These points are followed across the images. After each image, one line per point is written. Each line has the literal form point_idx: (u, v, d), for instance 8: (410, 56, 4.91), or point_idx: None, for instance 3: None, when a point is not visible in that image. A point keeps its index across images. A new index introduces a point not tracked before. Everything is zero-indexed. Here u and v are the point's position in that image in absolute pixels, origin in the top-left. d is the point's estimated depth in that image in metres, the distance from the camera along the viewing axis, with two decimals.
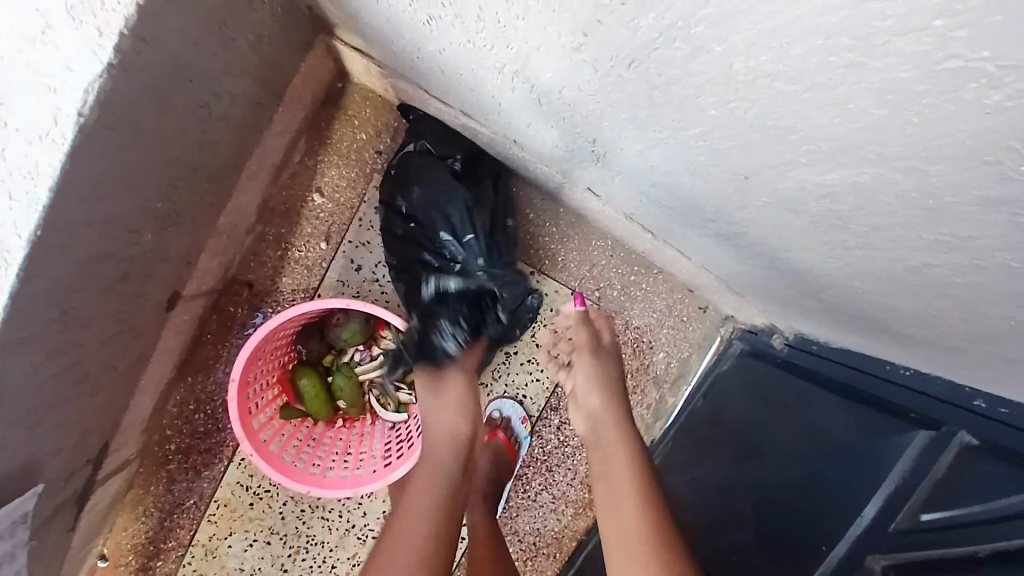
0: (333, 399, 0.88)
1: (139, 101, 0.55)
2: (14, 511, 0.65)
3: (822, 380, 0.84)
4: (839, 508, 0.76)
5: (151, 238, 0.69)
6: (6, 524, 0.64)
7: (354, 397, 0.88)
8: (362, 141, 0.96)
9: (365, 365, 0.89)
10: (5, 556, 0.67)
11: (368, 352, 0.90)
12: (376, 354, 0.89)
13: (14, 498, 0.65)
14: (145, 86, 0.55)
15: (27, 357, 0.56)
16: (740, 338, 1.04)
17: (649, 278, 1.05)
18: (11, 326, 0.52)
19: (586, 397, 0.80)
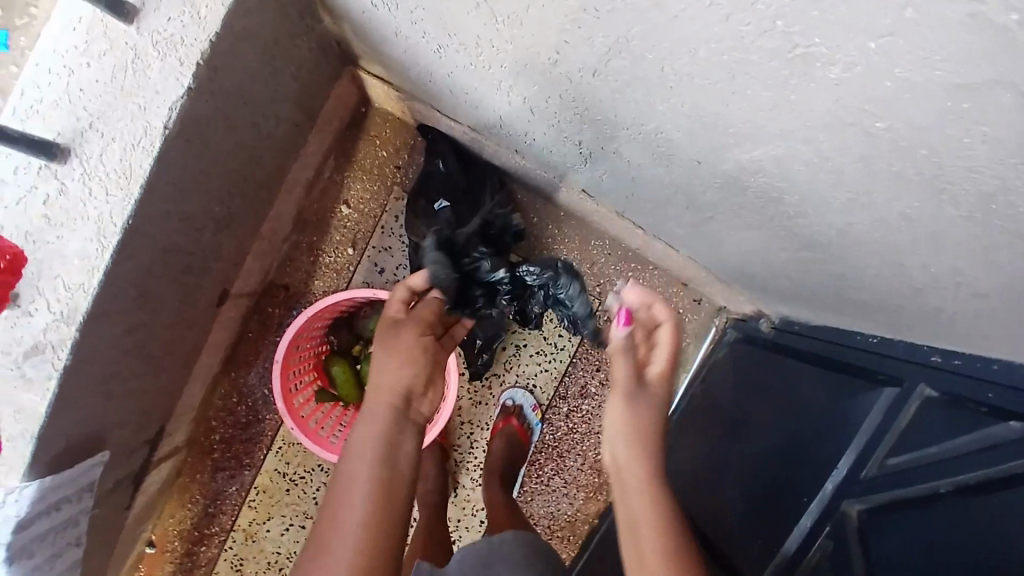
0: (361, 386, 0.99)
1: (206, 118, 0.68)
2: (80, 474, 0.74)
3: (802, 356, 0.94)
4: (817, 465, 0.84)
5: (208, 237, 0.82)
6: (76, 481, 0.73)
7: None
8: (383, 158, 1.09)
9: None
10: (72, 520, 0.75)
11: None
12: None
13: (80, 464, 0.74)
14: (211, 107, 0.68)
15: (112, 328, 0.68)
16: (733, 327, 1.14)
17: (646, 274, 1.15)
18: (104, 300, 0.64)
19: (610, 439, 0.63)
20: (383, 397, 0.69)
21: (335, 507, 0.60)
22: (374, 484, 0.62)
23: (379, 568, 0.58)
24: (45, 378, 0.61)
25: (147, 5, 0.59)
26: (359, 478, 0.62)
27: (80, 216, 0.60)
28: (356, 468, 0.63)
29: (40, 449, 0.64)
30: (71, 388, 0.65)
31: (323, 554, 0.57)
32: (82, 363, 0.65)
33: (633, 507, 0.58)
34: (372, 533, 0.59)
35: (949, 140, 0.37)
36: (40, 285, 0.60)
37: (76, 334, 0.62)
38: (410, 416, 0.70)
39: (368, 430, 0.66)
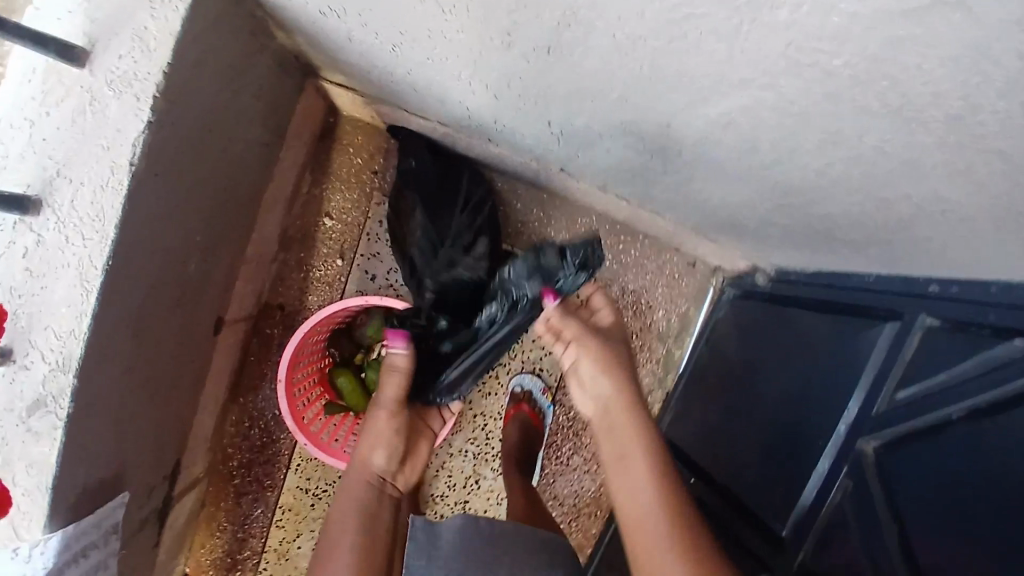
0: (367, 392, 0.99)
1: (174, 150, 0.68)
2: (104, 518, 0.75)
3: (801, 305, 0.94)
4: (828, 407, 0.84)
5: (195, 267, 0.82)
6: (99, 526, 0.74)
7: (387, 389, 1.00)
8: (359, 165, 1.08)
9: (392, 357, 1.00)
10: (102, 563, 0.76)
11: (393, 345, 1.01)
12: None
13: (101, 509, 0.75)
14: (177, 138, 0.68)
15: (113, 369, 0.69)
16: (731, 286, 1.13)
17: (636, 244, 1.15)
18: (98, 344, 0.64)
19: (590, 382, 0.71)
20: (355, 490, 0.80)
21: None
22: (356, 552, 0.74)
23: None
24: (52, 428, 0.62)
25: (97, 45, 0.59)
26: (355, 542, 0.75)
27: (61, 264, 0.60)
28: (337, 557, 0.74)
29: (57, 500, 0.64)
30: (79, 434, 0.65)
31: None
32: (87, 408, 0.65)
33: (621, 432, 0.69)
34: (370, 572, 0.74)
35: (908, 67, 0.37)
36: (33, 338, 0.60)
37: (75, 382, 0.61)
38: (386, 494, 0.82)
39: (344, 513, 0.77)
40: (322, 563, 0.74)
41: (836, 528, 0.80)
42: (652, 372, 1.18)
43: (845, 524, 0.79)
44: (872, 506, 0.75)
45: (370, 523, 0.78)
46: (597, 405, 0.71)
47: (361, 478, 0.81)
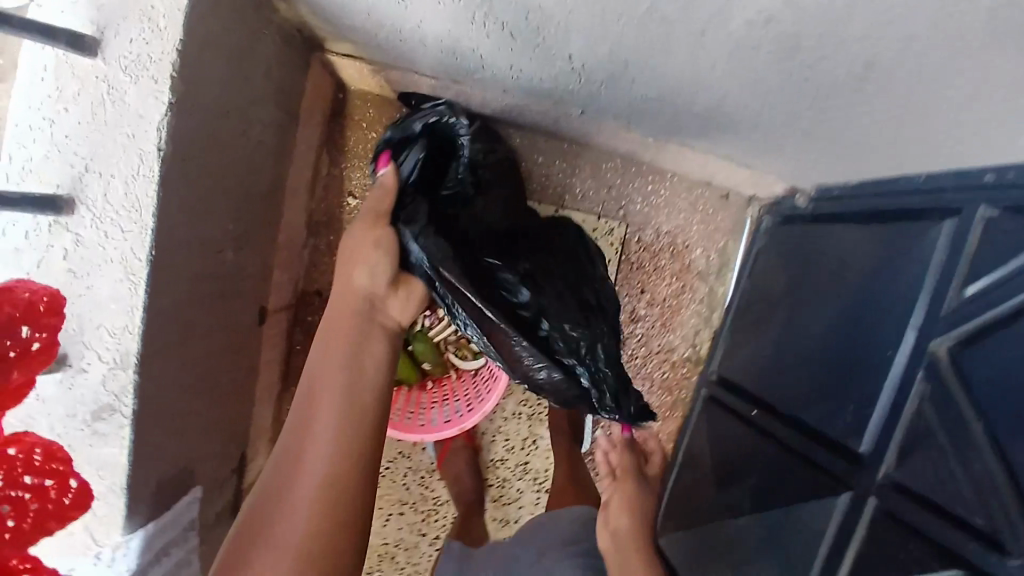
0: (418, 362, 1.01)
1: (196, 136, 0.66)
2: (181, 512, 0.76)
3: (849, 220, 0.91)
4: (885, 319, 0.81)
5: (232, 257, 0.81)
6: (178, 520, 0.75)
7: (437, 358, 1.02)
8: (374, 139, 1.07)
9: (437, 326, 1.01)
10: (185, 558, 0.77)
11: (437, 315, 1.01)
12: (442, 315, 0.99)
13: (178, 503, 0.76)
14: (198, 122, 0.66)
15: (170, 364, 0.69)
16: (769, 214, 1.10)
17: (666, 182, 1.11)
18: (152, 339, 0.64)
19: (618, 518, 0.92)
20: (338, 334, 0.70)
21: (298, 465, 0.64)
22: (343, 400, 0.67)
23: (327, 521, 0.62)
24: (118, 428, 0.62)
25: (107, 31, 0.58)
26: (340, 389, 0.67)
27: (104, 261, 0.60)
28: (321, 412, 0.66)
29: (133, 498, 0.64)
30: (146, 429, 0.66)
31: (299, 467, 0.64)
32: (149, 405, 0.66)
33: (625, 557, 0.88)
34: (354, 432, 0.66)
35: None
36: (87, 339, 0.60)
37: (136, 377, 0.62)
38: (377, 331, 0.71)
39: (325, 355, 0.69)
40: (307, 408, 0.67)
41: (918, 439, 0.75)
42: (696, 312, 1.17)
43: (929, 432, 0.74)
44: (954, 408, 0.71)
45: (353, 370, 0.68)
46: (614, 538, 0.90)
47: (341, 306, 0.71)
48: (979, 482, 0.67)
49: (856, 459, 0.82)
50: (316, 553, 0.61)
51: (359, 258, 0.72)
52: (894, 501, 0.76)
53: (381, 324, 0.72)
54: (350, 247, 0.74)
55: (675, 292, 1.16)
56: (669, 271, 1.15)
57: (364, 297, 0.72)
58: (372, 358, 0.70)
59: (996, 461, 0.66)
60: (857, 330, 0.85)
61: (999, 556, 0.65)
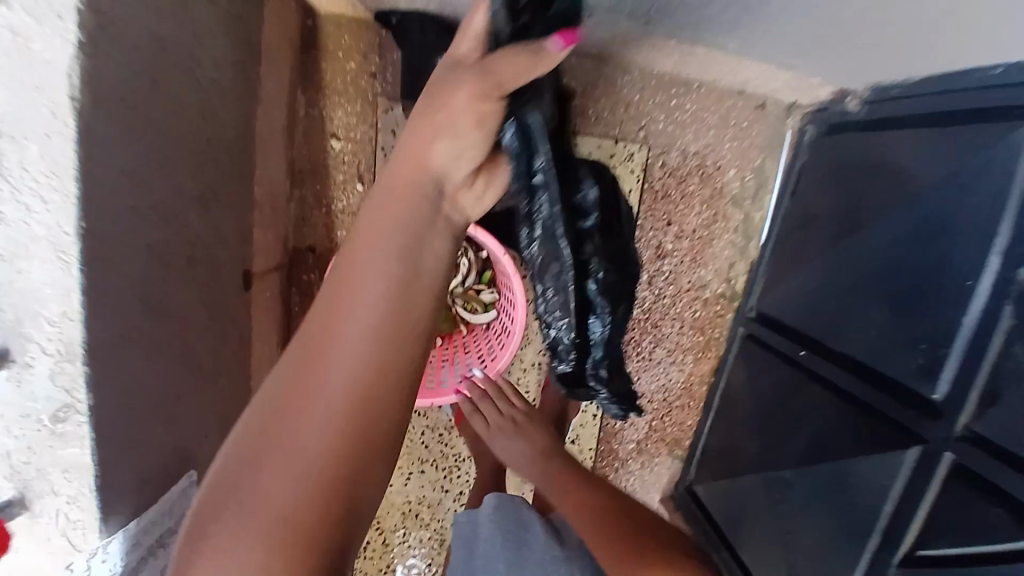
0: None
1: (125, 79, 0.55)
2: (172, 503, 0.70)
3: (907, 124, 0.77)
4: (965, 239, 0.67)
5: (197, 219, 0.71)
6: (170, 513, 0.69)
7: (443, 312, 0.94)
8: (353, 71, 0.93)
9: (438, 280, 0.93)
10: None
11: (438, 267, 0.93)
12: None
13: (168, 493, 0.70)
14: (124, 62, 0.55)
15: (133, 348, 0.61)
16: (812, 122, 0.95)
17: (692, 95, 0.96)
18: (100, 324, 0.55)
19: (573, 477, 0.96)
20: (393, 220, 0.55)
21: (324, 362, 0.48)
22: (391, 311, 0.51)
23: (361, 448, 0.47)
24: (78, 427, 0.55)
25: None
26: (390, 281, 0.52)
27: (28, 239, 0.50)
28: (363, 301, 0.51)
29: (107, 497, 0.59)
30: (111, 424, 0.59)
31: (319, 367, 0.48)
32: (114, 397, 0.59)
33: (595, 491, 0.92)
34: (400, 352, 0.51)
35: None
36: (27, 329, 0.52)
37: (85, 369, 0.54)
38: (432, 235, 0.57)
39: (373, 248, 0.53)
40: (343, 293, 0.51)
41: (1000, 381, 0.63)
42: (730, 243, 1.05)
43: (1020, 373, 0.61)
44: None
45: (408, 272, 0.53)
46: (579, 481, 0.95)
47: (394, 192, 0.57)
48: None
49: (928, 406, 0.70)
50: (336, 484, 0.45)
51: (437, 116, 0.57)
52: (971, 453, 0.66)
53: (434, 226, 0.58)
54: (420, 113, 0.59)
55: (706, 221, 1.03)
56: (699, 198, 1.02)
57: (432, 182, 0.59)
58: (432, 254, 0.56)
59: None
60: (924, 257, 0.72)
61: None
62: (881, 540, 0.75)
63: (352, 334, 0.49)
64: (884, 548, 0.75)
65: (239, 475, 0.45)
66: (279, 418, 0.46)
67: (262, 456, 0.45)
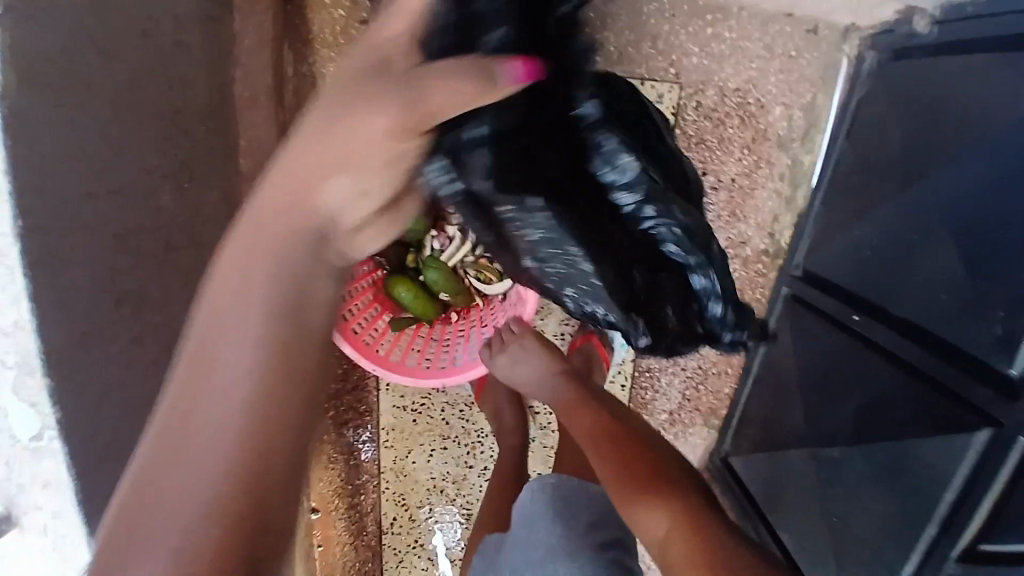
0: (437, 293, 0.87)
1: (66, 49, 0.47)
2: None
3: (984, 44, 0.64)
4: None
5: (172, 200, 0.65)
6: None
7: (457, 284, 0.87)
8: (342, 19, 0.83)
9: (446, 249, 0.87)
10: None
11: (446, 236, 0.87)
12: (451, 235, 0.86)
13: None
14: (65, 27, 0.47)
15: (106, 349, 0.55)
16: (872, 47, 0.82)
17: (729, 22, 0.84)
18: (65, 326, 0.49)
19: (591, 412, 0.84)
20: (272, 237, 0.42)
21: (188, 409, 0.39)
22: (279, 342, 0.42)
23: (251, 508, 0.39)
24: (49, 441, 0.49)
25: None
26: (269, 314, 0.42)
27: None
28: (237, 334, 0.41)
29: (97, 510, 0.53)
30: (95, 433, 0.54)
31: (185, 418, 0.39)
32: (93, 401, 0.54)
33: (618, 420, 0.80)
34: (289, 402, 0.42)
35: None
36: None
37: (49, 380, 0.47)
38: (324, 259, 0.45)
39: (255, 270, 0.42)
40: (209, 327, 0.41)
41: None
42: (774, 193, 0.92)
43: None
44: None
45: (299, 292, 0.43)
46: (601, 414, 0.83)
47: (283, 193, 0.42)
48: None
49: (1003, 383, 0.60)
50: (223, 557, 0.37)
51: (363, 103, 0.41)
52: None
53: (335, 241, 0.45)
54: (334, 103, 0.42)
55: (747, 169, 0.91)
56: (738, 142, 0.90)
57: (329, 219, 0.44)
58: (331, 274, 0.46)
59: None
60: (1003, 207, 0.60)
61: None
62: (939, 531, 0.67)
63: (234, 376, 0.40)
64: (943, 540, 0.67)
65: (123, 548, 0.37)
66: (152, 493, 0.38)
67: (141, 536, 0.37)
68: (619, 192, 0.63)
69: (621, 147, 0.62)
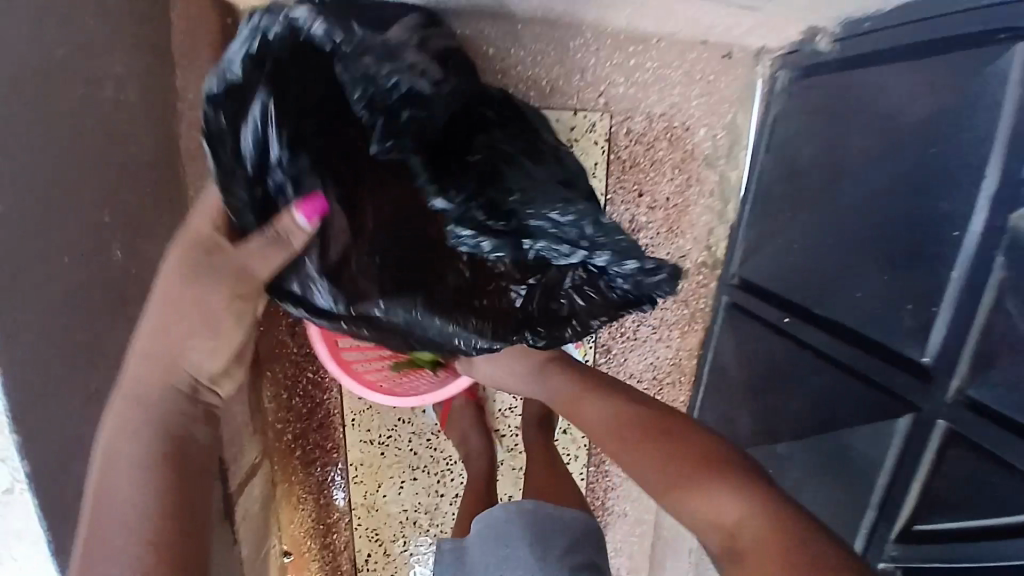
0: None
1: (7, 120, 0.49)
2: None
3: (886, 57, 0.70)
4: (958, 179, 0.61)
5: (124, 254, 0.66)
6: None
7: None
8: None
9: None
10: None
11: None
12: None
13: None
14: (5, 99, 0.49)
15: (69, 406, 0.55)
16: (783, 66, 0.89)
17: (651, 52, 0.89)
18: (27, 384, 0.50)
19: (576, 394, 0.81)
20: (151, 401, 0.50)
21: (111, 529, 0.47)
22: (177, 461, 0.50)
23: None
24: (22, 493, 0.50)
25: None
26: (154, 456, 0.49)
27: None
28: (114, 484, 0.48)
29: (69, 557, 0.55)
30: (61, 491, 0.54)
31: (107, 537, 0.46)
32: (59, 458, 0.53)
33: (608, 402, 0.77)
34: (198, 506, 0.50)
35: None
36: None
37: (18, 438, 0.49)
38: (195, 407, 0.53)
39: (129, 430, 0.49)
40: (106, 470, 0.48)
41: (998, 344, 0.58)
42: (708, 208, 0.98)
43: (1013, 331, 0.57)
44: None
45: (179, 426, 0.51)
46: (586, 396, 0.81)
47: (156, 357, 0.50)
48: None
49: (917, 369, 0.67)
50: None
51: (201, 286, 0.50)
52: (967, 421, 0.62)
53: (204, 391, 0.54)
54: (178, 280, 0.50)
55: (680, 187, 0.97)
56: (669, 163, 0.96)
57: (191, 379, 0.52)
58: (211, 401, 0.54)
59: None
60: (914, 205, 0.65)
61: None
62: (877, 514, 0.74)
63: (121, 498, 0.48)
64: (882, 524, 0.73)
65: None
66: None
67: None
68: (482, 246, 0.65)
69: (467, 201, 0.63)
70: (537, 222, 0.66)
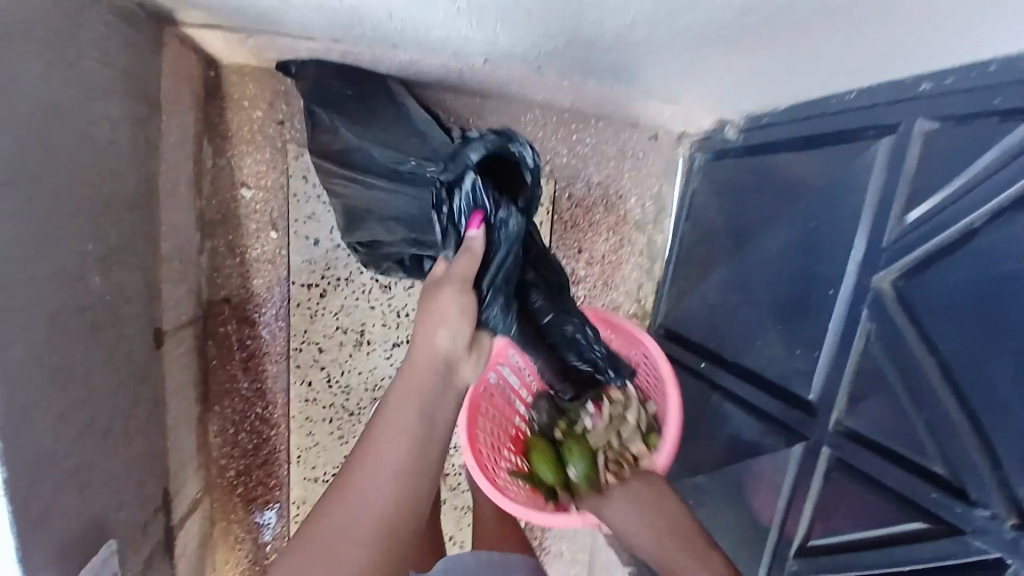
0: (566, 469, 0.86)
1: (20, 149, 0.54)
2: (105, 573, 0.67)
3: (778, 147, 0.87)
4: (834, 245, 0.76)
5: (101, 280, 0.69)
6: None
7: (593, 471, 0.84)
8: (260, 120, 0.94)
9: (597, 430, 0.86)
10: None
11: (597, 416, 0.86)
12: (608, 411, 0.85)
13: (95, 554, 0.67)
14: (21, 131, 0.54)
15: (43, 420, 0.58)
16: (698, 150, 1.05)
17: (590, 130, 1.04)
18: (9, 392, 0.53)
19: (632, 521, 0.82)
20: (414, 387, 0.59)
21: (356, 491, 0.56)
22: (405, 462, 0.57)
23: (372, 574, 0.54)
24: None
25: None
26: (404, 441, 0.58)
27: None
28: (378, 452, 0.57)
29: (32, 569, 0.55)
30: (29, 502, 0.55)
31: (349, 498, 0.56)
32: (31, 466, 0.56)
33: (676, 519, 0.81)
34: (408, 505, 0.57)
35: None
36: None
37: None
38: (452, 384, 0.61)
39: (395, 414, 0.59)
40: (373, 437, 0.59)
41: (868, 381, 0.72)
42: (638, 265, 1.11)
43: (878, 370, 0.71)
44: (902, 341, 0.67)
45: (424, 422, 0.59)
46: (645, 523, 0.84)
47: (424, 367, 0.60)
48: (934, 422, 0.65)
49: (805, 404, 0.80)
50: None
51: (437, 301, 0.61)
52: (847, 447, 0.74)
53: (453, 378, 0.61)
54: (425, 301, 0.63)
55: (613, 246, 1.10)
56: (605, 225, 1.09)
57: (440, 360, 0.60)
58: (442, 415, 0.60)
59: (950, 397, 0.63)
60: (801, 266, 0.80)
61: (963, 505, 0.63)
62: (778, 533, 0.85)
63: (373, 481, 0.56)
64: (783, 543, 0.84)
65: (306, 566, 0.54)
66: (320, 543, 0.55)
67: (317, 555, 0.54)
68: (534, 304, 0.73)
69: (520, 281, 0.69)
70: (580, 338, 0.78)
